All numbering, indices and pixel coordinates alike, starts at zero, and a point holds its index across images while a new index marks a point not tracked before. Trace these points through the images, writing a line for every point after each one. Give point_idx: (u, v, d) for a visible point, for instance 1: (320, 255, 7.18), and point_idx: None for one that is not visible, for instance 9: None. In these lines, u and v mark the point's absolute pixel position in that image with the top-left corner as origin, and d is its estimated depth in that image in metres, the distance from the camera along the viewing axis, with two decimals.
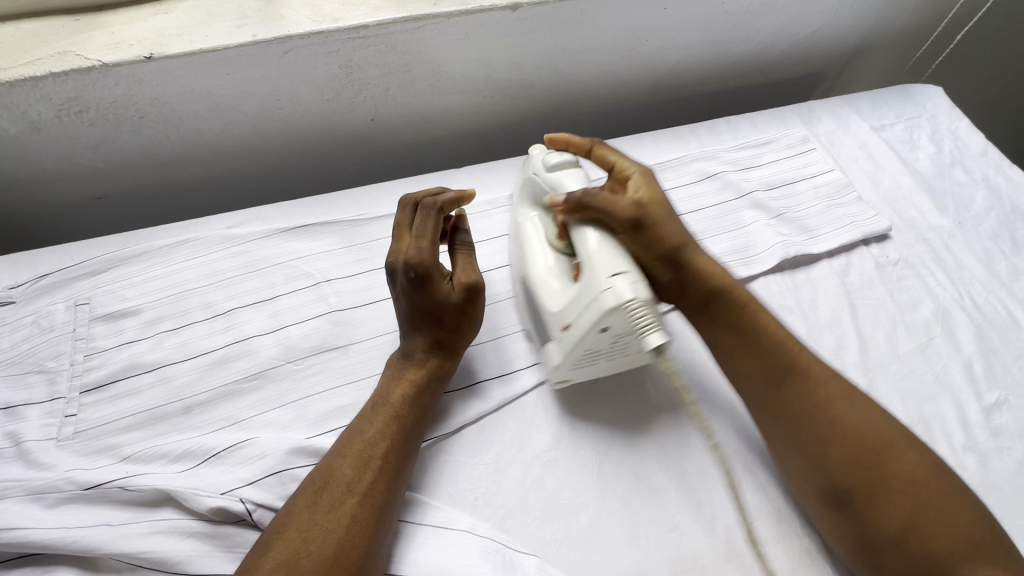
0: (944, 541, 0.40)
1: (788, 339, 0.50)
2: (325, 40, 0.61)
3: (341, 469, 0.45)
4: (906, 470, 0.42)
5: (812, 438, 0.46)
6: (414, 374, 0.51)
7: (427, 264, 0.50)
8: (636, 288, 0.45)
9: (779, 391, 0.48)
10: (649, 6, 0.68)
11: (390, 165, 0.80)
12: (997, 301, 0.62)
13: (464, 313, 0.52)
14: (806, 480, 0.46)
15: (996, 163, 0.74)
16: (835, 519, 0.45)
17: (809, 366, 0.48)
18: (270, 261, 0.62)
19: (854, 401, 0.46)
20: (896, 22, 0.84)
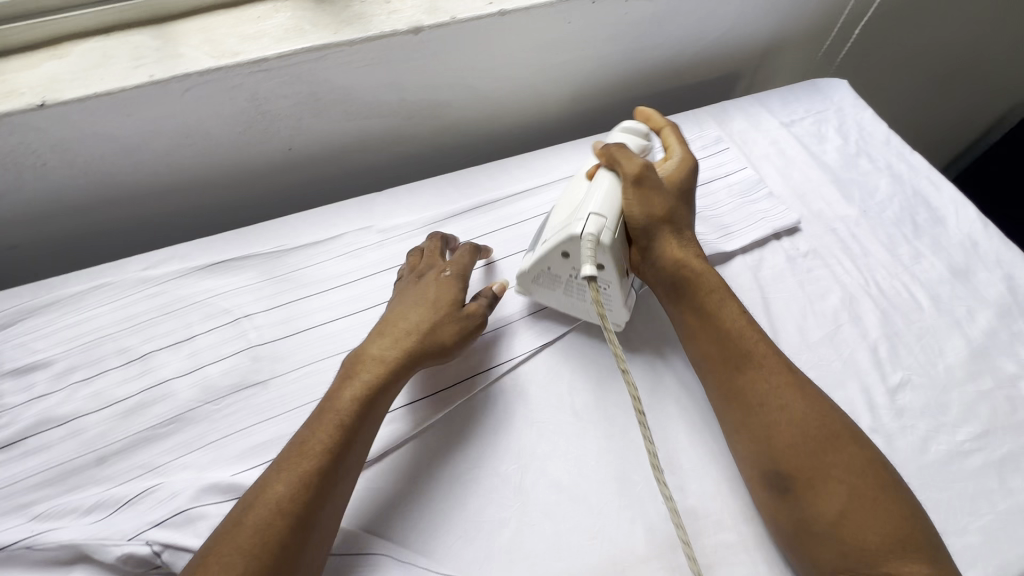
0: (874, 535, 0.43)
1: (746, 330, 0.53)
2: (227, 75, 0.61)
3: (274, 485, 0.44)
4: (845, 460, 0.46)
5: (761, 425, 0.49)
6: (366, 380, 0.50)
7: (462, 271, 0.58)
8: (602, 232, 0.54)
9: (737, 375, 0.52)
10: (553, 22, 0.70)
11: (316, 191, 0.80)
12: (900, 284, 0.65)
13: (457, 327, 0.54)
14: (752, 463, 0.49)
15: (897, 150, 0.77)
16: (777, 505, 0.47)
17: (763, 357, 0.52)
18: (187, 300, 0.62)
19: (805, 391, 0.50)
20: (800, 21, 0.87)
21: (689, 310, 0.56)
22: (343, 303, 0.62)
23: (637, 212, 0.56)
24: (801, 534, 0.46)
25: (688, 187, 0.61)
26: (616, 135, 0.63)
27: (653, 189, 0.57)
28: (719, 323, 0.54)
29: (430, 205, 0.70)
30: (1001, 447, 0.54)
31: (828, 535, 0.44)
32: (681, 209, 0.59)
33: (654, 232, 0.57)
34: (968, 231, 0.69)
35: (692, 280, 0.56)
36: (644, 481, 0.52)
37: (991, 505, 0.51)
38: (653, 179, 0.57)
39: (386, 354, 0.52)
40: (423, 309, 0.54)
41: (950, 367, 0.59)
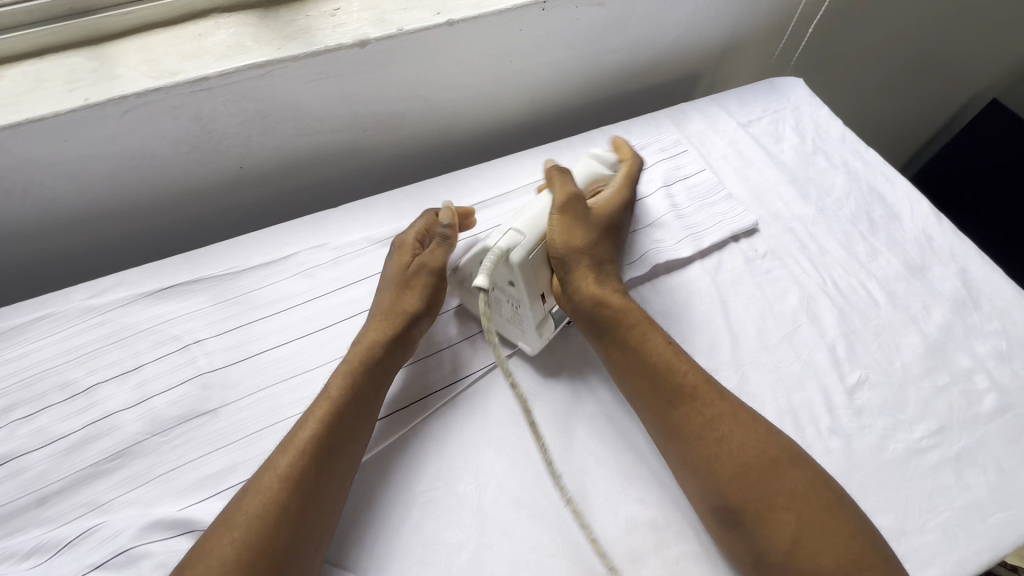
0: (827, 558, 0.43)
1: (676, 361, 0.54)
2: (166, 95, 0.59)
3: (274, 458, 0.47)
4: (791, 485, 0.46)
5: (701, 461, 0.49)
6: (352, 358, 0.54)
7: (405, 241, 0.62)
8: (515, 250, 0.55)
9: (671, 411, 0.52)
10: (503, 30, 0.69)
11: (273, 208, 0.79)
12: (857, 282, 0.65)
13: (411, 289, 0.59)
14: (701, 498, 0.48)
15: (853, 147, 0.78)
16: (731, 537, 0.47)
17: (696, 388, 0.52)
18: (135, 328, 0.60)
19: (741, 420, 0.50)
20: (756, 20, 0.88)
21: (614, 344, 0.57)
22: (296, 324, 0.61)
23: (558, 237, 0.59)
24: (758, 567, 0.45)
25: (620, 224, 0.65)
26: (580, 164, 0.68)
27: (579, 217, 0.60)
28: (645, 356, 0.55)
29: (385, 220, 0.69)
30: (958, 442, 0.55)
31: (785, 562, 0.44)
32: (604, 245, 0.62)
33: (573, 262, 0.59)
34: (922, 226, 0.70)
35: (612, 314, 0.57)
36: (604, 494, 0.51)
37: (948, 502, 0.51)
38: (580, 208, 0.61)
39: (362, 331, 0.57)
40: (382, 289, 0.60)
41: (906, 364, 0.59)
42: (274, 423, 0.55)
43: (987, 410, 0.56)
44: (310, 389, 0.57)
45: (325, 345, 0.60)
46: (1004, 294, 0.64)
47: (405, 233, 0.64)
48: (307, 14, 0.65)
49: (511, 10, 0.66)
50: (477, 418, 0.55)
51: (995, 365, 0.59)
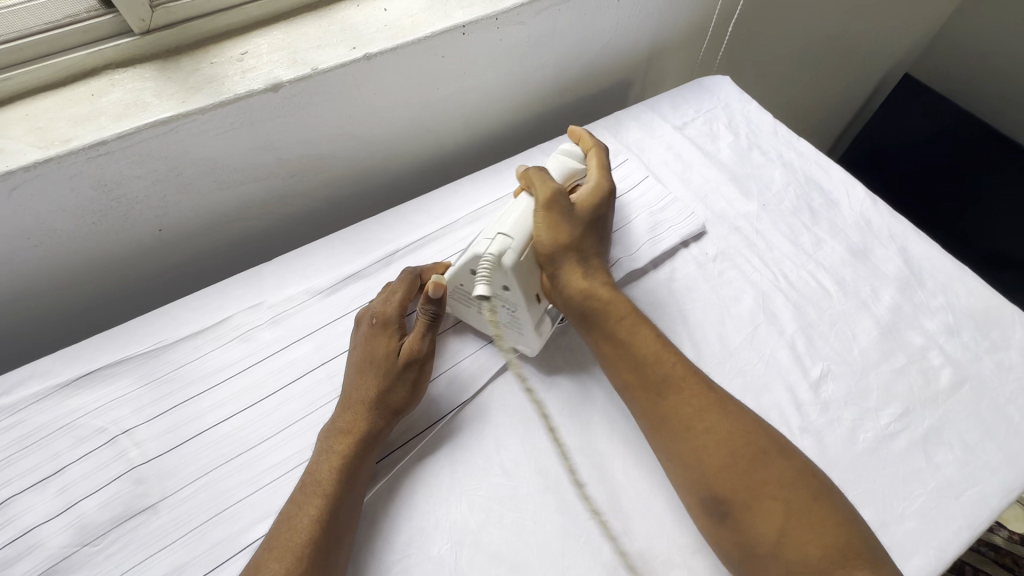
0: (815, 547, 0.43)
1: (663, 355, 0.53)
2: (60, 165, 0.53)
3: (267, 564, 0.44)
4: (778, 477, 0.45)
5: (692, 450, 0.48)
6: (342, 446, 0.49)
7: (388, 314, 0.55)
8: (506, 253, 0.53)
9: (660, 400, 0.51)
10: (425, 57, 0.66)
11: (203, 265, 0.74)
12: (808, 274, 0.66)
13: (401, 379, 0.53)
14: (688, 492, 0.48)
15: (785, 139, 0.79)
16: (718, 531, 0.46)
17: (682, 377, 0.51)
18: (51, 426, 0.53)
19: (726, 408, 0.49)
20: (678, 23, 0.89)
21: (604, 339, 0.55)
22: (237, 396, 0.56)
23: (543, 238, 0.56)
24: (746, 558, 0.45)
25: (605, 214, 0.61)
26: (551, 160, 0.64)
27: (563, 214, 0.57)
28: (637, 348, 0.53)
29: (325, 268, 0.65)
30: (923, 423, 0.55)
31: (771, 554, 0.44)
32: (589, 235, 0.59)
33: (561, 258, 0.56)
34: (860, 210, 0.71)
35: (604, 307, 0.56)
36: (586, 532, 0.49)
37: (922, 485, 0.52)
38: (563, 204, 0.57)
39: (344, 421, 0.51)
40: (365, 373, 0.53)
41: (864, 350, 0.60)
42: (223, 510, 0.50)
43: (945, 385, 0.57)
44: (259, 466, 0.52)
45: (272, 414, 0.55)
46: (945, 268, 0.66)
47: (385, 299, 0.57)
48: (211, 61, 0.60)
49: (430, 37, 0.64)
50: (445, 471, 0.51)
51: (947, 340, 0.61)
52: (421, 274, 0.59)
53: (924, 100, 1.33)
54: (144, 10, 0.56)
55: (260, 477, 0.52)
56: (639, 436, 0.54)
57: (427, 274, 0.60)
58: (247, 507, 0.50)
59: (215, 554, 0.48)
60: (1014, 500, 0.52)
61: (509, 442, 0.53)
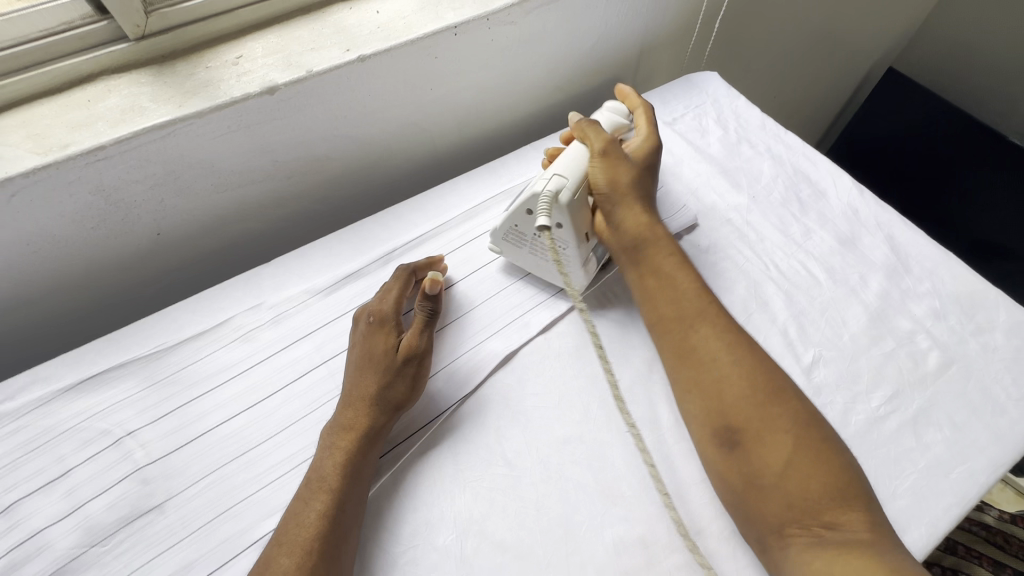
0: (816, 484, 0.45)
1: (699, 293, 0.56)
2: (59, 171, 0.54)
3: (277, 559, 0.44)
4: (788, 418, 0.48)
5: (714, 378, 0.51)
6: (345, 442, 0.50)
7: (384, 314, 0.56)
8: (563, 192, 0.57)
9: (690, 334, 0.54)
10: (418, 58, 0.67)
11: (202, 268, 0.74)
12: (798, 263, 0.67)
13: (400, 375, 0.54)
14: (703, 421, 0.50)
15: (773, 133, 0.81)
16: (724, 460, 0.48)
17: (711, 316, 0.54)
18: (55, 429, 0.54)
19: (753, 347, 0.52)
20: (665, 21, 0.90)
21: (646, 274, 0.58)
22: (241, 395, 0.57)
23: (604, 180, 0.59)
24: (750, 490, 0.47)
25: (654, 163, 0.64)
26: (599, 117, 0.66)
27: (619, 159, 0.60)
28: (675, 285, 0.57)
29: (323, 269, 0.66)
30: (912, 405, 0.57)
31: (775, 487, 0.46)
32: (642, 176, 0.62)
33: (619, 198, 0.60)
34: (847, 200, 0.73)
35: (653, 245, 0.59)
36: (588, 519, 0.50)
37: (913, 465, 0.53)
38: (618, 152, 0.60)
39: (346, 418, 0.52)
40: (364, 370, 0.54)
41: (854, 335, 0.61)
42: (229, 508, 0.50)
43: (932, 368, 0.59)
44: (264, 464, 0.53)
45: (275, 413, 0.56)
46: (930, 255, 0.68)
47: (381, 298, 0.58)
48: (207, 66, 0.61)
49: (423, 38, 0.65)
50: (448, 463, 0.52)
51: (933, 324, 0.62)
52: (416, 272, 0.61)
53: (909, 92, 1.35)
54: (140, 16, 0.57)
55: (266, 474, 0.52)
56: (637, 424, 0.55)
57: (422, 272, 0.62)
58: (253, 505, 0.51)
59: (222, 551, 0.48)
60: (1002, 476, 0.53)
61: (510, 433, 0.54)
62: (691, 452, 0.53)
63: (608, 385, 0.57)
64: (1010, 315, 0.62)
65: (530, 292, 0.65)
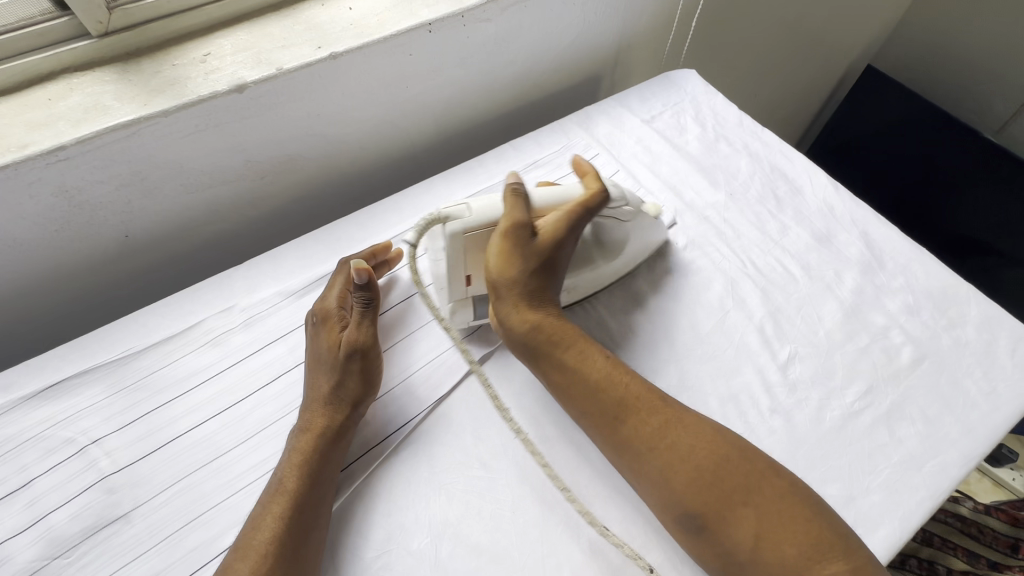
0: (789, 548, 0.43)
1: (619, 378, 0.52)
2: (18, 171, 0.52)
3: (233, 566, 0.43)
4: (745, 479, 0.46)
5: (656, 469, 0.48)
6: (304, 443, 0.49)
7: (328, 311, 0.55)
8: (453, 221, 0.55)
9: (618, 429, 0.50)
10: (392, 55, 0.66)
11: (175, 271, 0.73)
12: (774, 260, 0.67)
13: (348, 371, 0.52)
14: (661, 509, 0.47)
15: (750, 130, 0.81)
16: (695, 544, 0.46)
17: (637, 400, 0.51)
18: (17, 439, 0.52)
19: (684, 423, 0.50)
20: (644, 19, 0.90)
21: (553, 367, 0.54)
22: (211, 400, 0.55)
23: (493, 266, 0.55)
24: (728, 566, 0.45)
25: (563, 253, 0.56)
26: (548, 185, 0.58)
27: (516, 248, 0.54)
28: (588, 379, 0.52)
29: (297, 270, 0.65)
30: (886, 400, 0.57)
31: (751, 557, 0.44)
32: (551, 267, 0.56)
33: (505, 293, 0.55)
34: (823, 197, 0.74)
35: (545, 347, 0.54)
36: (564, 520, 0.49)
37: (886, 459, 0.53)
38: (514, 238, 0.54)
39: (305, 420, 0.51)
40: (315, 371, 0.53)
41: (829, 331, 0.62)
42: (198, 516, 0.49)
43: (906, 362, 0.60)
44: (234, 470, 0.52)
45: (247, 417, 0.55)
46: (904, 250, 0.68)
47: (325, 295, 0.57)
48: (173, 63, 0.59)
49: (396, 35, 0.64)
50: (422, 465, 0.52)
51: (907, 319, 0.63)
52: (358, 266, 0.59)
53: (886, 93, 1.37)
54: (102, 12, 0.55)
55: (237, 480, 0.51)
56: None
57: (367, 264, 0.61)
58: (223, 512, 0.50)
59: (191, 560, 0.47)
60: (973, 469, 0.54)
61: (486, 435, 0.53)
62: None
63: None
64: (981, 309, 0.63)
65: None
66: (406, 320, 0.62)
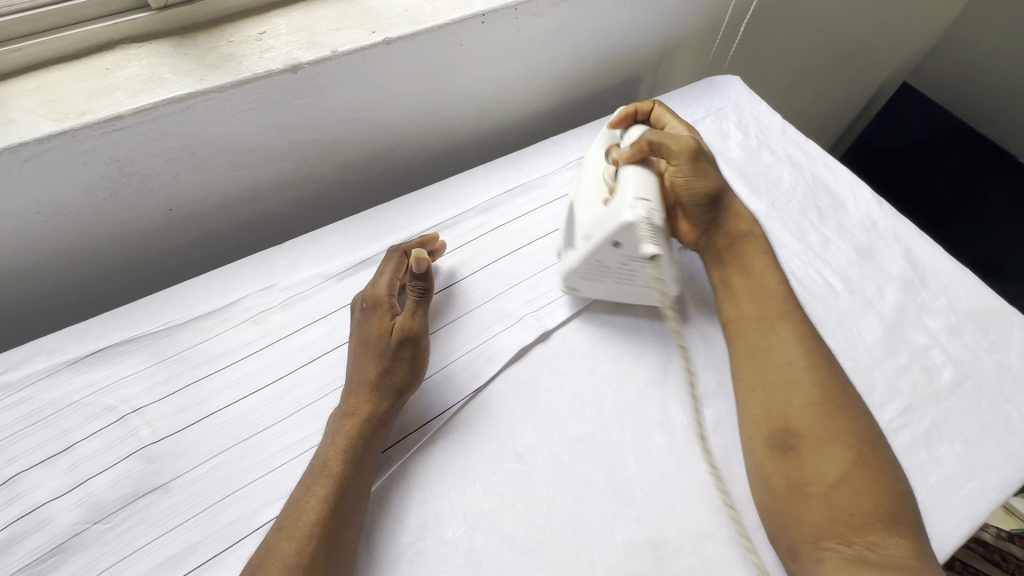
0: (865, 501, 0.45)
1: (785, 300, 0.57)
2: (76, 138, 0.52)
3: (277, 544, 0.44)
4: (860, 429, 0.49)
5: (783, 380, 0.52)
6: (348, 428, 0.49)
7: (379, 298, 0.55)
8: (655, 214, 0.52)
9: (769, 333, 0.55)
10: (443, 44, 0.66)
11: (216, 248, 0.74)
12: (815, 272, 0.67)
13: (397, 358, 0.52)
14: (765, 417, 0.51)
15: (794, 140, 0.81)
16: (778, 461, 0.49)
17: (796, 323, 0.55)
18: (59, 403, 0.52)
19: (831, 361, 0.53)
20: (691, 21, 0.89)
21: (737, 272, 0.60)
22: (249, 377, 0.56)
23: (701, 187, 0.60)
24: (792, 496, 0.47)
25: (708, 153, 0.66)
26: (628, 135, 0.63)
27: (706, 162, 0.60)
28: (763, 286, 0.58)
29: (337, 253, 0.65)
30: (925, 419, 0.56)
31: (825, 493, 0.46)
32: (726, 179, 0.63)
33: (720, 200, 0.61)
34: (866, 211, 0.73)
35: (744, 247, 0.61)
36: (599, 518, 0.49)
37: (924, 479, 0.53)
38: (703, 155, 0.60)
39: (348, 404, 0.51)
40: (362, 356, 0.53)
41: (869, 347, 0.61)
42: (235, 491, 0.50)
43: (946, 383, 0.59)
44: (271, 448, 0.52)
45: (284, 397, 0.55)
46: (947, 270, 0.68)
47: (374, 280, 0.57)
48: (229, 40, 0.60)
49: (449, 24, 0.64)
50: (463, 454, 0.52)
51: (948, 339, 0.62)
52: (407, 254, 0.59)
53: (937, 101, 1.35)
54: None
55: (273, 458, 0.51)
56: (650, 424, 0.54)
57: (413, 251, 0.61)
58: (260, 489, 0.50)
59: (227, 534, 0.48)
60: (1012, 494, 0.53)
61: (522, 428, 0.53)
62: (705, 455, 0.53)
63: (621, 385, 0.57)
64: None
65: (547, 287, 0.64)
66: (444, 310, 0.62)
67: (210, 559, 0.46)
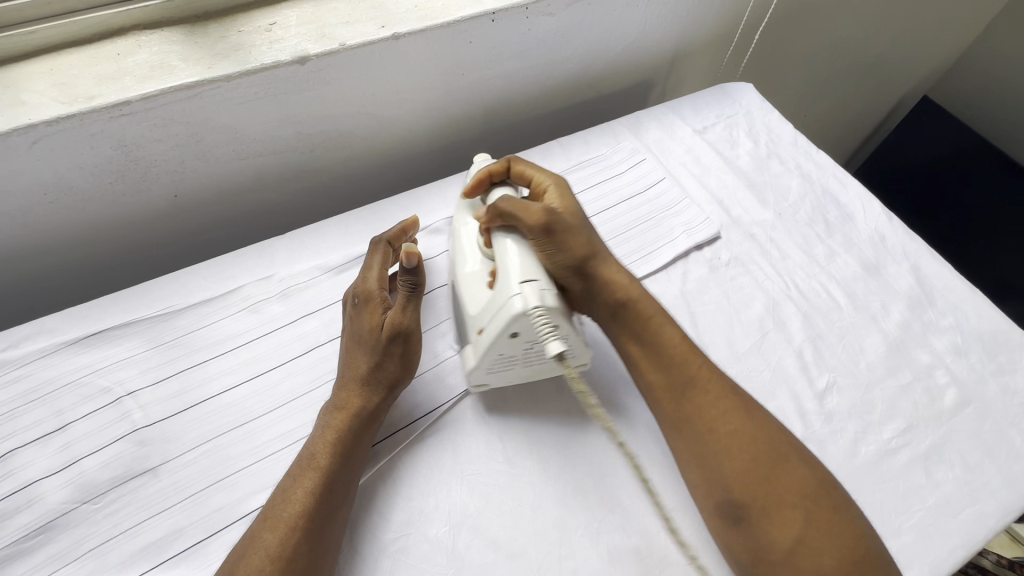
0: (827, 558, 0.43)
1: (688, 354, 0.52)
2: (83, 122, 0.53)
3: (261, 534, 0.44)
4: (796, 483, 0.46)
5: (709, 450, 0.48)
6: (338, 420, 0.49)
7: (370, 292, 0.55)
8: (545, 296, 0.48)
9: (682, 401, 0.51)
10: (452, 40, 0.66)
11: (220, 236, 0.74)
12: (819, 285, 0.66)
13: (388, 354, 0.52)
14: (704, 491, 0.48)
15: (805, 150, 0.79)
16: (731, 534, 0.46)
17: (704, 378, 0.51)
18: (56, 382, 0.53)
19: (751, 414, 0.49)
20: (706, 27, 0.88)
21: (630, 341, 0.54)
22: (244, 365, 0.56)
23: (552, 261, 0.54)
24: (756, 565, 0.45)
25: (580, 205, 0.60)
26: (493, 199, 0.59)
27: (563, 232, 0.54)
28: (663, 347, 0.53)
29: (338, 246, 0.65)
30: (925, 440, 0.55)
31: (784, 562, 0.44)
32: (600, 244, 0.57)
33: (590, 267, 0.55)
34: (875, 226, 0.71)
35: (634, 310, 0.55)
36: (584, 524, 0.49)
37: (920, 501, 0.52)
38: (557, 221, 0.54)
39: (339, 398, 0.51)
40: (354, 350, 0.53)
41: (871, 364, 0.60)
42: (222, 478, 0.50)
43: (949, 405, 0.58)
44: (260, 437, 0.52)
45: (277, 386, 0.55)
46: (957, 289, 0.66)
47: (364, 275, 0.57)
48: (239, 29, 0.60)
49: (458, 22, 0.64)
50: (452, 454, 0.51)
51: (953, 360, 0.61)
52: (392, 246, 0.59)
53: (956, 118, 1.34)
54: None
55: (262, 447, 0.52)
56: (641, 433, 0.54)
57: (397, 243, 0.60)
58: (248, 477, 0.50)
59: (213, 520, 0.48)
60: (1012, 521, 0.52)
61: (512, 430, 0.53)
62: None
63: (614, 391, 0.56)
64: None
65: None
66: (440, 309, 0.61)
67: (195, 545, 0.47)
